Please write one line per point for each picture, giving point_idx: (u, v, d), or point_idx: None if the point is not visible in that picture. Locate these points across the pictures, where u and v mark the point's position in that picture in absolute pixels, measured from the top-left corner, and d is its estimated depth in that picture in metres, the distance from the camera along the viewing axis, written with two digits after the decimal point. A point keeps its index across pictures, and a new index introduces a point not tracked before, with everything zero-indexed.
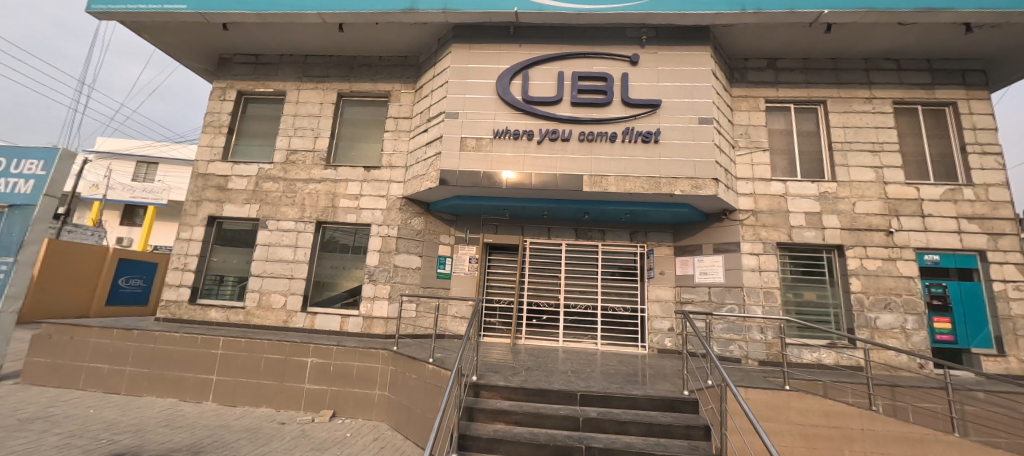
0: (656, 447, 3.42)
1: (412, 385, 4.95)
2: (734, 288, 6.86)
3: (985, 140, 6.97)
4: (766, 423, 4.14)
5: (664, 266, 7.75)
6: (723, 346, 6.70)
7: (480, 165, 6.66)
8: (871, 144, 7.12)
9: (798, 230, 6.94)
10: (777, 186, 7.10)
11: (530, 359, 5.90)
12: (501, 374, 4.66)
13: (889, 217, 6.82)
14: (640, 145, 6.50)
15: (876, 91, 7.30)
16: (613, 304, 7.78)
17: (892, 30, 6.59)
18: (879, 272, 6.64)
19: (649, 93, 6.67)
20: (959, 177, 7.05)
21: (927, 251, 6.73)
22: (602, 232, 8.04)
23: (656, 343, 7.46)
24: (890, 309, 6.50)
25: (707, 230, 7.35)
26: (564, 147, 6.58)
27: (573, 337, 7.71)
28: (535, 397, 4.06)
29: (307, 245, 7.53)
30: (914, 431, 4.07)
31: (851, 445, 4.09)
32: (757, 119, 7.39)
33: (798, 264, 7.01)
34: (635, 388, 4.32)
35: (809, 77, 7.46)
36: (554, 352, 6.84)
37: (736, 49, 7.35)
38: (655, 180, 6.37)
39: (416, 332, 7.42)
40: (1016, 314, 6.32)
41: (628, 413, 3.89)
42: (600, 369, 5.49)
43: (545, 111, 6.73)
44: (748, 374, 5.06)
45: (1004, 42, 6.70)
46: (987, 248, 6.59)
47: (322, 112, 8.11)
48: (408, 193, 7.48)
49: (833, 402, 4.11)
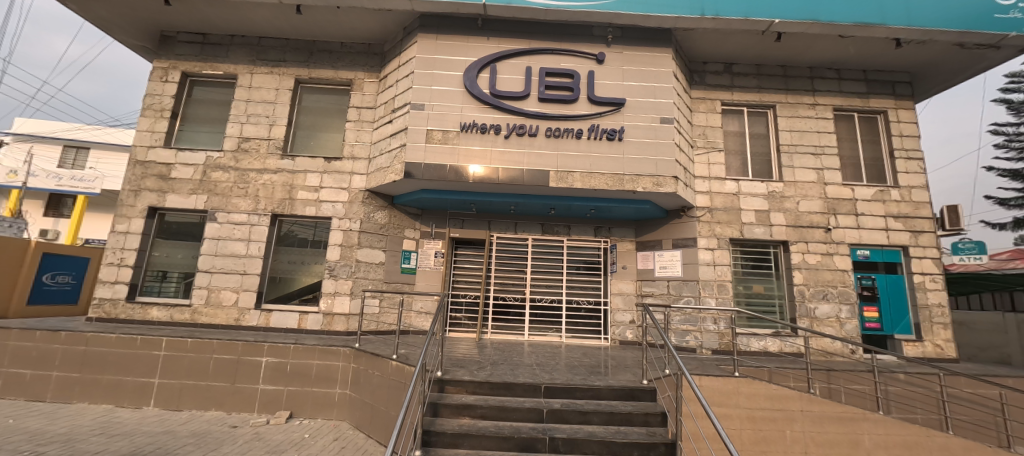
0: (617, 435, 3.54)
1: (374, 383, 4.84)
2: (691, 281, 7.18)
3: (910, 146, 7.70)
4: (717, 408, 4.40)
5: (626, 261, 8.02)
6: (680, 336, 7.04)
7: (447, 158, 6.57)
8: (814, 147, 7.67)
9: (748, 227, 7.36)
10: (731, 185, 7.50)
11: (495, 353, 5.92)
12: (466, 369, 4.65)
13: (828, 216, 7.39)
14: (605, 142, 6.64)
15: (819, 98, 7.85)
16: (578, 297, 7.96)
17: (834, 42, 7.11)
18: (819, 266, 7.19)
19: (614, 92, 6.82)
20: (888, 180, 7.75)
21: (859, 246, 7.35)
22: (568, 227, 8.17)
23: (618, 335, 7.73)
24: (827, 299, 7.07)
25: (667, 226, 7.64)
26: (531, 143, 6.61)
27: (538, 331, 7.82)
28: (500, 390, 4.08)
29: (261, 239, 7.13)
30: (846, 410, 4.46)
31: (793, 426, 4.41)
32: (714, 121, 7.75)
33: (748, 259, 7.45)
34: (598, 379, 4.44)
35: (761, 82, 7.90)
36: (520, 345, 6.91)
37: (696, 52, 7.66)
38: (618, 176, 6.54)
39: (380, 328, 7.26)
40: (931, 303, 7.06)
41: (590, 403, 4.00)
42: (565, 361, 5.61)
43: (513, 106, 6.72)
44: (702, 362, 5.34)
45: (928, 58, 7.39)
46: (910, 244, 7.30)
47: (278, 98, 7.68)
48: (371, 185, 7.25)
49: (777, 387, 4.42)
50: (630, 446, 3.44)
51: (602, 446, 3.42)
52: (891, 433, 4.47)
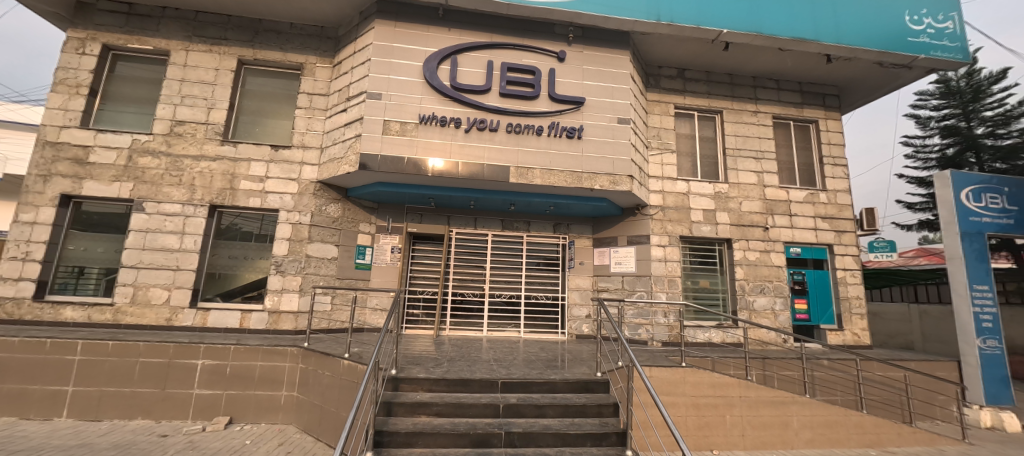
0: (571, 427, 3.62)
1: (324, 384, 4.62)
2: (643, 276, 7.48)
3: (836, 154, 8.47)
4: (666, 397, 4.62)
5: (584, 257, 8.20)
6: (633, 329, 7.32)
7: (405, 150, 6.38)
8: (755, 152, 8.23)
9: (697, 225, 7.77)
10: (682, 185, 7.88)
11: (453, 350, 5.85)
12: (422, 366, 4.55)
13: (766, 216, 7.97)
14: (564, 140, 6.73)
15: (761, 106, 8.43)
16: (536, 293, 8.05)
17: (775, 54, 7.64)
18: (758, 262, 7.75)
19: (574, 90, 6.92)
20: (818, 184, 8.48)
21: (793, 244, 7.99)
22: (527, 223, 8.23)
23: (574, 329, 7.92)
24: (764, 293, 7.64)
25: (622, 223, 7.89)
26: (491, 138, 6.57)
27: (497, 326, 7.83)
28: (456, 387, 4.03)
29: (197, 231, 6.57)
30: (777, 394, 4.85)
31: (732, 411, 4.72)
32: (667, 123, 8.10)
33: (696, 255, 7.88)
34: (554, 373, 4.52)
35: (711, 88, 8.34)
36: (478, 341, 6.88)
37: (651, 57, 7.95)
38: (577, 174, 6.67)
39: (331, 327, 6.95)
40: (851, 296, 7.84)
41: (546, 397, 4.05)
42: (523, 356, 5.66)
43: (473, 99, 6.63)
44: (653, 354, 5.59)
45: (853, 74, 8.15)
46: (834, 243, 8.05)
47: (218, 79, 7.08)
48: (323, 177, 6.90)
49: (719, 375, 4.73)
50: (583, 437, 3.53)
51: (557, 438, 3.48)
52: (815, 414, 4.92)
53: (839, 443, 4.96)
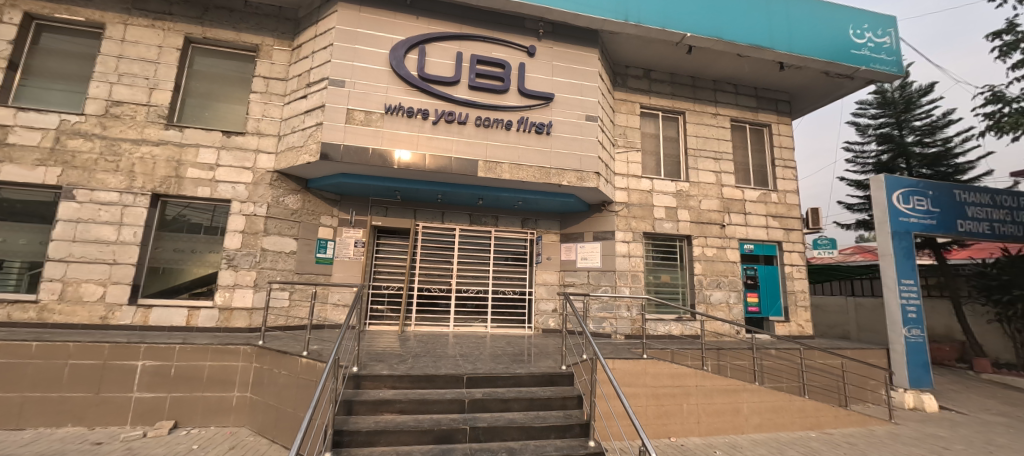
0: (536, 420, 3.66)
1: (280, 383, 4.41)
2: (608, 272, 7.67)
3: (786, 157, 9.02)
4: (627, 388, 4.76)
5: (551, 252, 8.29)
6: (598, 323, 7.50)
7: (369, 141, 6.16)
8: (714, 152, 8.60)
9: (659, 222, 8.03)
10: (646, 183, 8.11)
11: (418, 346, 5.76)
12: (385, 362, 4.44)
13: (723, 214, 8.37)
14: (533, 135, 6.74)
15: (720, 109, 8.80)
16: (503, 287, 8.07)
17: (734, 59, 7.99)
18: (715, 258, 8.13)
19: (543, 86, 6.94)
20: (770, 184, 8.99)
21: (746, 241, 8.44)
22: (495, 218, 8.20)
23: (541, 323, 8.01)
24: (719, 287, 8.03)
25: (589, 219, 8.03)
26: (460, 131, 6.48)
27: (464, 321, 7.78)
28: (421, 383, 3.96)
29: (138, 222, 6.06)
30: (729, 383, 5.13)
31: (689, 399, 4.95)
32: (633, 122, 8.30)
33: (658, 251, 8.15)
34: (520, 367, 4.54)
35: (675, 89, 8.61)
36: (444, 337, 6.80)
37: (619, 56, 8.09)
38: (545, 170, 6.70)
39: (289, 324, 6.66)
40: (797, 290, 8.40)
41: (512, 391, 4.07)
42: (489, 351, 5.65)
43: (442, 91, 6.50)
44: (616, 347, 5.76)
45: (802, 82, 8.68)
46: (783, 240, 8.59)
47: (162, 58, 6.53)
48: (281, 166, 6.56)
49: (677, 366, 4.94)
50: (548, 429, 3.58)
51: (522, 432, 3.51)
52: (763, 400, 5.25)
53: (784, 426, 5.31)
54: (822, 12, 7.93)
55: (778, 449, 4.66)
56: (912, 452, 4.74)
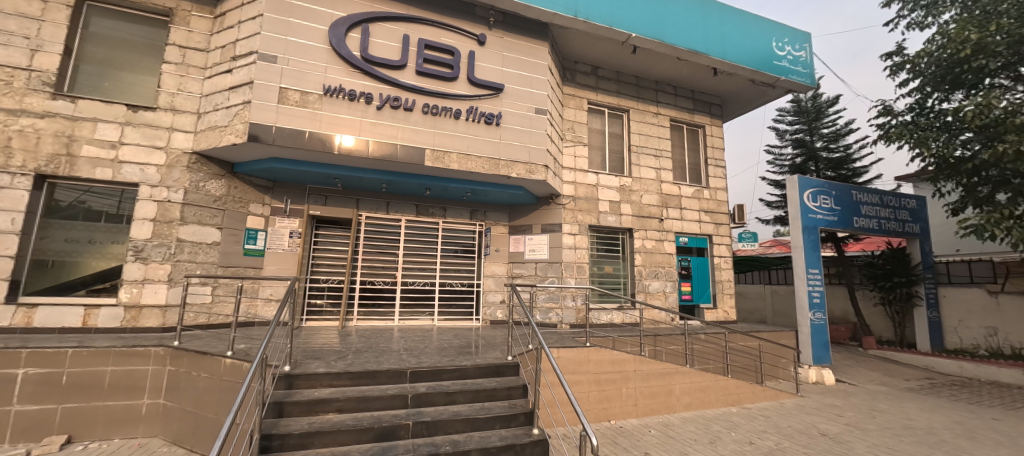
0: (480, 411, 3.65)
1: (200, 388, 4.00)
2: (555, 263, 7.83)
3: (718, 157, 9.75)
4: (571, 376, 4.90)
5: (499, 244, 8.30)
6: (544, 313, 7.66)
7: (305, 123, 5.72)
8: (655, 150, 9.06)
9: (604, 215, 8.32)
10: (592, 178, 8.36)
11: (360, 341, 5.51)
12: (322, 360, 4.19)
13: (662, 208, 8.87)
14: (482, 126, 6.66)
15: (661, 109, 9.28)
16: (451, 280, 7.95)
17: (674, 62, 8.43)
18: (653, 250, 8.61)
19: (493, 76, 6.86)
20: (703, 181, 9.68)
21: (681, 234, 9.03)
22: (443, 209, 8.03)
23: (489, 315, 8.02)
24: (657, 277, 8.52)
25: (537, 212, 8.13)
26: (406, 117, 6.22)
27: (409, 315, 7.59)
28: (361, 380, 3.79)
29: (17, 207, 5.10)
30: (664, 366, 5.48)
31: (628, 383, 5.22)
32: (580, 117, 8.49)
33: (602, 243, 8.46)
34: (465, 359, 4.50)
35: (620, 87, 8.92)
36: (388, 331, 6.57)
37: (568, 51, 8.21)
38: (494, 161, 6.65)
39: (212, 321, 6.08)
40: (724, 279, 9.16)
41: (457, 383, 4.02)
42: (435, 344, 5.54)
43: (387, 75, 6.19)
44: (561, 336, 5.92)
45: (732, 88, 9.40)
46: (713, 233, 9.31)
47: (47, 15, 5.54)
48: (202, 148, 5.91)
49: (617, 352, 5.18)
50: (492, 420, 3.58)
51: (467, 424, 3.48)
52: (693, 381, 5.68)
53: (710, 404, 5.79)
54: (750, 24, 8.62)
55: (705, 425, 5.06)
56: (814, 421, 5.38)
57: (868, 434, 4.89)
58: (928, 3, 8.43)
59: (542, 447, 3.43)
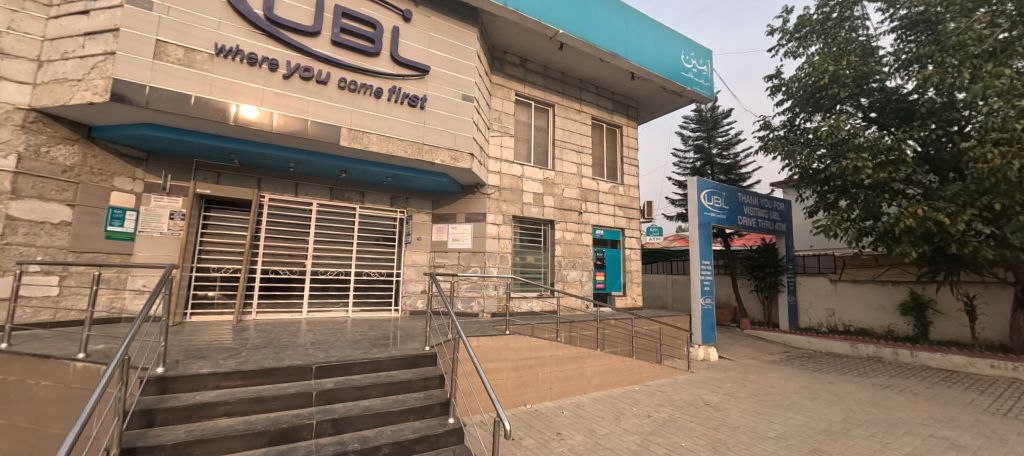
0: (394, 404, 3.51)
1: (38, 400, 3.26)
2: (478, 253, 7.82)
3: (632, 156, 10.52)
4: (489, 364, 4.95)
5: (421, 232, 8.05)
6: (466, 303, 7.64)
7: (191, 86, 4.93)
8: (577, 146, 9.47)
9: (527, 207, 8.49)
10: (517, 169, 8.47)
11: (259, 336, 4.96)
12: (207, 359, 3.67)
13: (581, 202, 9.33)
14: (405, 108, 6.33)
15: (584, 107, 9.70)
16: (369, 269, 7.53)
17: (597, 64, 8.86)
18: (572, 241, 9.04)
19: (418, 56, 6.54)
20: (618, 178, 10.38)
21: (598, 227, 9.60)
22: (361, 194, 7.54)
23: (408, 305, 7.76)
24: (575, 267, 8.97)
25: (461, 201, 8.02)
26: (318, 91, 5.67)
27: (320, 306, 7.05)
28: (257, 379, 3.39)
29: None
30: (577, 351, 5.80)
31: (544, 368, 5.44)
32: (507, 108, 8.52)
33: (525, 234, 8.63)
34: (379, 351, 4.30)
35: (547, 82, 9.12)
36: (294, 325, 6.01)
37: (497, 40, 8.14)
38: (417, 145, 6.38)
39: (59, 318, 5.01)
40: (632, 269, 9.98)
41: (369, 377, 3.81)
42: (347, 337, 5.19)
43: (297, 41, 5.56)
44: (482, 325, 5.96)
45: (647, 93, 10.18)
46: (625, 227, 10.05)
47: None
48: (45, 105, 4.78)
49: (535, 339, 5.37)
50: (406, 412, 3.47)
51: (378, 418, 3.33)
52: (603, 363, 6.12)
53: (617, 383, 6.29)
54: (663, 36, 9.39)
55: (611, 403, 5.49)
56: (700, 392, 6.14)
57: (741, 401, 5.72)
58: (800, 36, 9.90)
59: (457, 435, 3.43)
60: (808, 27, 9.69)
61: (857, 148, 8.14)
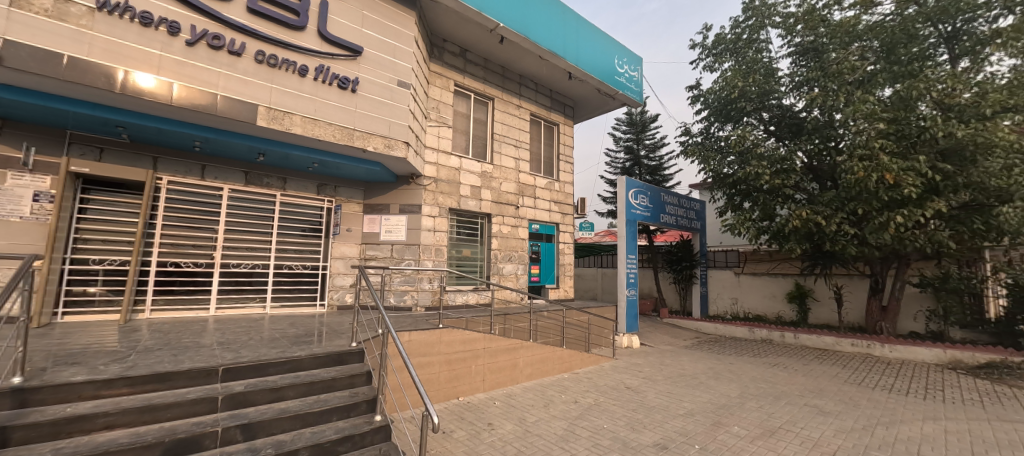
0: (315, 405, 3.31)
1: None
2: (412, 245, 7.60)
3: (567, 154, 10.89)
4: (421, 359, 4.86)
5: (351, 223, 7.62)
6: (398, 296, 7.42)
7: (64, 44, 4.18)
8: (516, 140, 9.57)
9: (464, 199, 8.41)
10: (455, 161, 8.35)
11: (154, 337, 4.37)
12: (83, 365, 3.15)
13: (518, 196, 9.46)
14: (334, 89, 5.91)
15: (523, 102, 9.82)
16: (291, 261, 6.98)
17: (536, 61, 9.01)
18: (509, 235, 9.16)
19: (350, 35, 6.13)
20: (555, 174, 10.69)
21: (534, 221, 9.82)
22: (282, 180, 6.94)
23: (336, 299, 7.34)
24: (510, 261, 9.10)
25: (395, 191, 7.72)
26: (231, 63, 5.10)
27: (232, 302, 6.40)
28: (149, 386, 2.98)
29: None
30: (510, 343, 5.92)
31: (477, 361, 5.47)
32: (446, 98, 8.34)
33: (462, 227, 8.56)
34: (300, 349, 4.02)
35: (487, 75, 9.08)
36: (199, 323, 5.38)
37: (436, 27, 7.92)
38: (347, 131, 6.00)
39: None
40: (565, 262, 10.38)
41: (286, 378, 3.55)
42: (264, 335, 4.78)
43: (204, 4, 4.94)
44: (415, 319, 5.83)
45: (583, 94, 10.58)
46: (560, 222, 10.41)
47: None
48: None
49: (469, 332, 5.38)
50: (328, 413, 3.29)
51: (296, 421, 3.12)
52: (535, 354, 6.32)
53: (548, 372, 6.53)
54: (599, 40, 9.81)
55: (541, 392, 5.70)
56: (622, 377, 6.61)
57: (657, 383, 6.26)
58: (716, 52, 10.93)
59: (383, 433, 3.33)
60: (723, 45, 10.72)
61: (758, 157, 9.23)
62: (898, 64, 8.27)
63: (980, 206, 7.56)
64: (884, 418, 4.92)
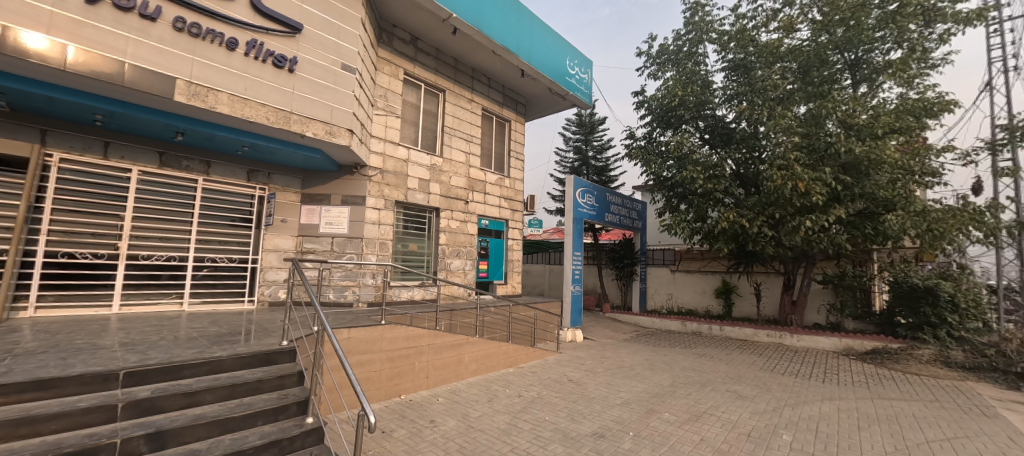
0: (237, 409, 3.05)
1: None
2: (355, 239, 7.25)
3: (518, 151, 10.96)
4: (361, 358, 4.65)
5: (286, 213, 7.11)
6: (338, 292, 7.07)
7: None
8: (467, 135, 9.46)
9: (412, 192, 8.17)
10: (403, 152, 8.07)
11: (38, 339, 3.77)
12: None
13: (468, 191, 9.37)
14: (269, 68, 5.46)
15: (475, 96, 9.72)
16: (215, 254, 6.37)
17: (490, 55, 8.95)
18: (457, 230, 9.05)
19: (288, 10, 5.68)
20: (505, 171, 10.72)
21: (483, 216, 9.78)
22: (206, 163, 6.29)
23: (267, 295, 6.82)
24: (458, 256, 9.00)
25: (337, 181, 7.31)
26: (143, 29, 4.52)
27: (144, 298, 5.72)
28: (27, 395, 2.55)
29: None
30: (455, 339, 5.87)
31: (421, 358, 5.35)
32: (394, 86, 8.02)
33: (409, 220, 8.31)
34: (221, 349, 3.68)
35: (439, 65, 8.86)
36: (99, 322, 4.74)
37: (385, 11, 7.57)
38: (283, 113, 5.57)
39: None
40: (514, 258, 10.47)
41: (204, 380, 3.23)
42: (180, 334, 4.31)
43: None
44: (355, 316, 5.56)
45: (535, 92, 10.70)
46: (509, 218, 10.47)
47: None
48: None
49: (413, 328, 5.24)
50: (253, 417, 3.04)
51: (214, 427, 2.84)
52: (481, 349, 6.32)
53: (493, 367, 6.56)
54: (552, 40, 9.97)
55: (485, 387, 5.72)
56: (565, 370, 6.81)
57: (597, 375, 6.53)
58: (660, 62, 11.54)
59: (315, 436, 3.15)
60: (666, 55, 11.35)
61: (694, 163, 9.91)
62: (811, 85, 9.12)
63: (871, 214, 8.70)
64: (791, 400, 5.52)
